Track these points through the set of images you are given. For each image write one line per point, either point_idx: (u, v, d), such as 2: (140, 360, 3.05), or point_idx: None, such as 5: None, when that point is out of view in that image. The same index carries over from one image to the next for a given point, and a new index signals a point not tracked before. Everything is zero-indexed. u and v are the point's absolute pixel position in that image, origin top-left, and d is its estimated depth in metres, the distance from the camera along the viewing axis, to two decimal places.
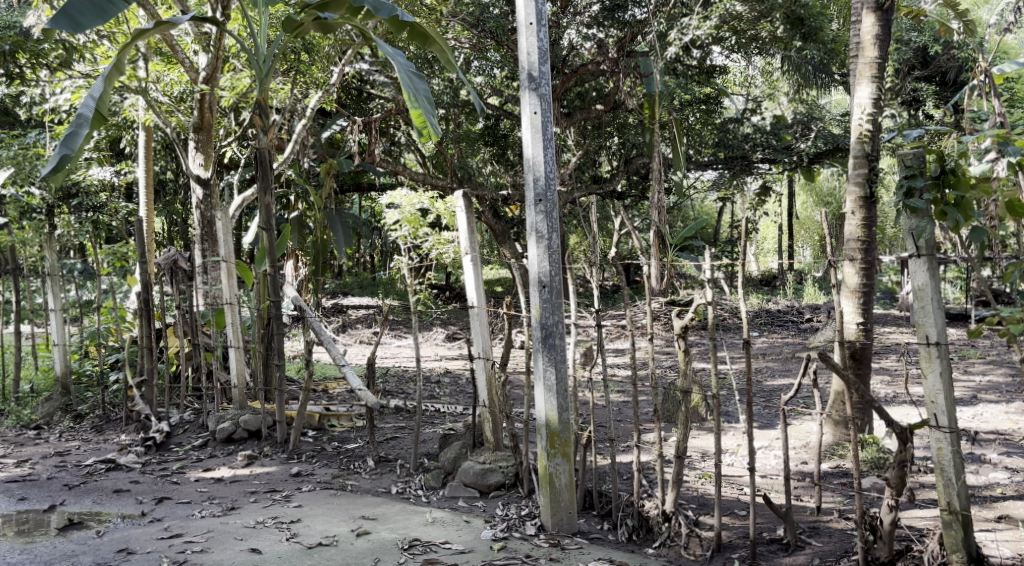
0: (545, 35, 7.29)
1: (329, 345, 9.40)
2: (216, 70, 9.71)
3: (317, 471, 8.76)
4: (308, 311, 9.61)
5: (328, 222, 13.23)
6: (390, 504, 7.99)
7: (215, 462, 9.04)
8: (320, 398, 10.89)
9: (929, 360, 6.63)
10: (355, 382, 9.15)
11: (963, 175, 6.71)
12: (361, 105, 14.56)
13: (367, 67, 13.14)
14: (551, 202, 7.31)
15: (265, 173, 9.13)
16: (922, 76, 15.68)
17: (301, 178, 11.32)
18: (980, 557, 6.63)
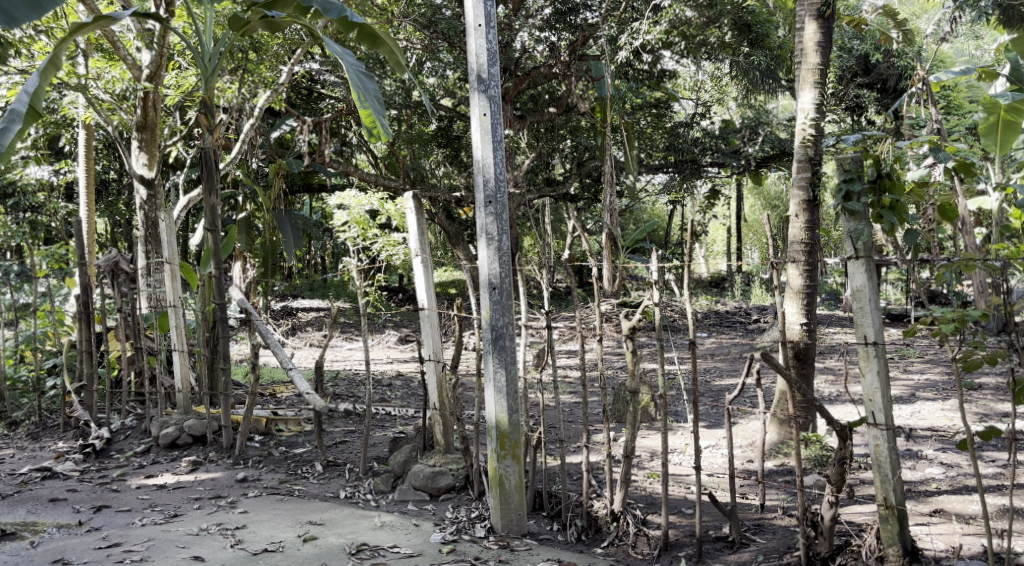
0: (494, 37, 7.33)
1: (275, 349, 9.22)
2: (160, 68, 9.71)
3: (264, 476, 8.76)
4: (256, 314, 9.53)
5: (276, 223, 13.06)
6: (337, 508, 8.01)
7: (157, 468, 9.00)
8: (267, 402, 10.84)
9: (867, 359, 6.80)
10: (302, 385, 8.98)
11: (898, 179, 6.97)
12: (311, 105, 14.55)
13: (317, 67, 13.16)
14: (501, 204, 7.36)
15: (209, 174, 9.09)
16: (863, 82, 15.92)
17: (249, 178, 11.28)
18: (915, 551, 6.80)
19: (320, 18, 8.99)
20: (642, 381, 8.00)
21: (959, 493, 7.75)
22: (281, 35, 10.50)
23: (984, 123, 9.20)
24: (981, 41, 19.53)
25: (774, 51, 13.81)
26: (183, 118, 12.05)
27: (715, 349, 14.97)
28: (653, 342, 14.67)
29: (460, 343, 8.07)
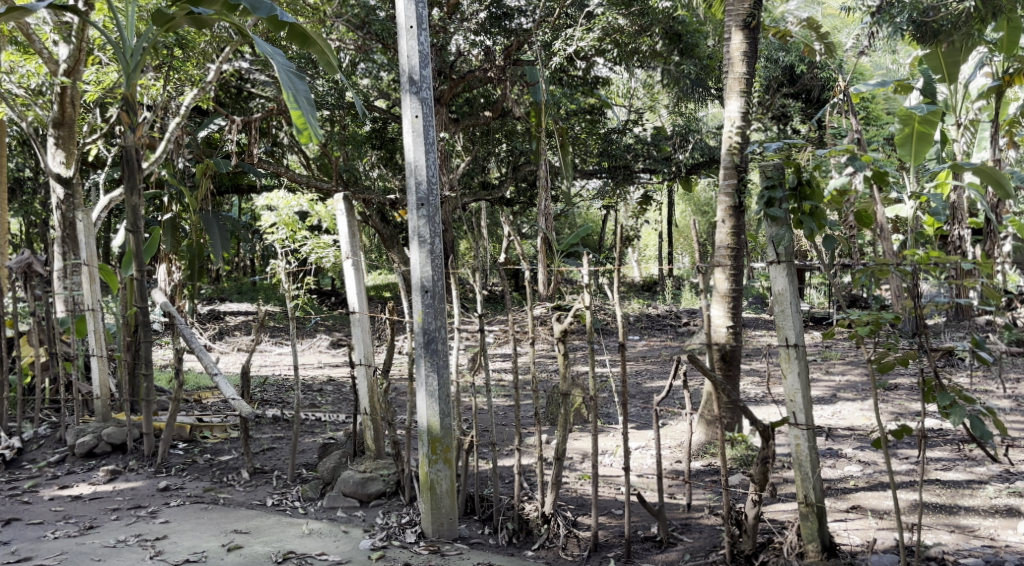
0: (426, 39, 7.40)
1: (200, 354, 9.06)
2: (78, 62, 9.58)
3: (187, 484, 8.72)
4: (181, 318, 9.43)
5: (202, 224, 12.89)
6: (264, 517, 8.02)
7: (73, 479, 8.89)
8: (191, 409, 10.74)
9: (788, 361, 7.02)
10: (229, 391, 8.83)
11: (817, 187, 7.16)
12: (241, 105, 14.58)
13: (247, 66, 13.22)
14: (433, 207, 7.43)
15: (131, 173, 9.08)
16: (789, 93, 16.35)
17: (175, 178, 11.17)
18: (833, 547, 7.04)
19: (249, 16, 8.94)
20: (573, 384, 8.13)
21: (875, 489, 8.03)
22: (208, 32, 10.39)
23: (900, 134, 9.87)
24: (900, 55, 20.16)
25: (703, 61, 14.26)
26: (103, 117, 11.86)
27: (646, 352, 15.20)
28: (585, 345, 14.84)
29: (392, 347, 8.10)
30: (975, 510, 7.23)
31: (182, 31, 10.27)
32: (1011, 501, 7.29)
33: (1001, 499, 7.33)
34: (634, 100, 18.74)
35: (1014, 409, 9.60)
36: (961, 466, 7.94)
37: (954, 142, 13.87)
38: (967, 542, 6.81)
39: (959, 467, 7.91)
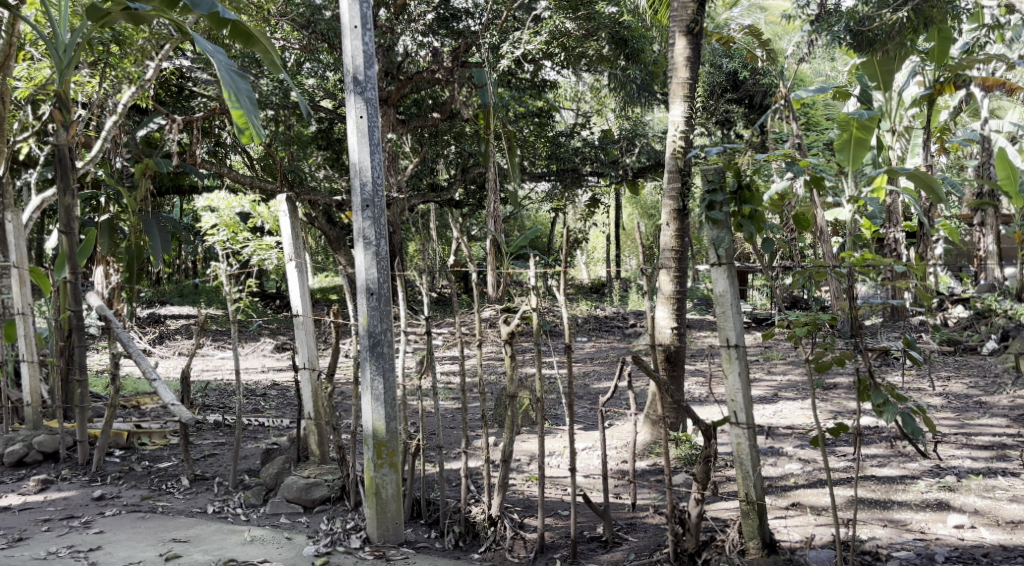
0: (371, 39, 7.40)
1: (137, 359, 8.90)
2: (8, 58, 9.27)
3: (123, 493, 8.65)
4: (115, 321, 9.18)
5: (141, 225, 12.68)
6: (204, 524, 7.99)
7: (2, 489, 8.78)
8: (129, 415, 10.62)
9: (729, 362, 7.14)
10: (167, 397, 8.76)
11: (756, 191, 7.27)
12: (182, 103, 14.39)
13: (188, 64, 13.12)
14: (378, 208, 7.44)
15: (63, 173, 9.02)
16: (732, 99, 16.60)
17: (111, 178, 11.00)
18: (773, 544, 7.17)
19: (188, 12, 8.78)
20: (519, 386, 8.20)
21: (814, 486, 8.22)
22: (146, 29, 10.05)
23: (839, 139, 10.11)
24: (839, 62, 20.62)
25: (649, 68, 14.47)
26: (36, 115, 11.64)
27: (593, 354, 15.32)
28: (532, 346, 14.94)
29: (336, 350, 8.10)
30: (908, 504, 7.44)
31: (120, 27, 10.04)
32: (942, 495, 7.52)
33: (932, 493, 7.55)
34: (582, 103, 18.94)
35: (946, 406, 9.89)
36: (895, 462, 8.16)
37: (891, 148, 14.20)
38: (900, 536, 6.99)
39: (892, 463, 8.13)
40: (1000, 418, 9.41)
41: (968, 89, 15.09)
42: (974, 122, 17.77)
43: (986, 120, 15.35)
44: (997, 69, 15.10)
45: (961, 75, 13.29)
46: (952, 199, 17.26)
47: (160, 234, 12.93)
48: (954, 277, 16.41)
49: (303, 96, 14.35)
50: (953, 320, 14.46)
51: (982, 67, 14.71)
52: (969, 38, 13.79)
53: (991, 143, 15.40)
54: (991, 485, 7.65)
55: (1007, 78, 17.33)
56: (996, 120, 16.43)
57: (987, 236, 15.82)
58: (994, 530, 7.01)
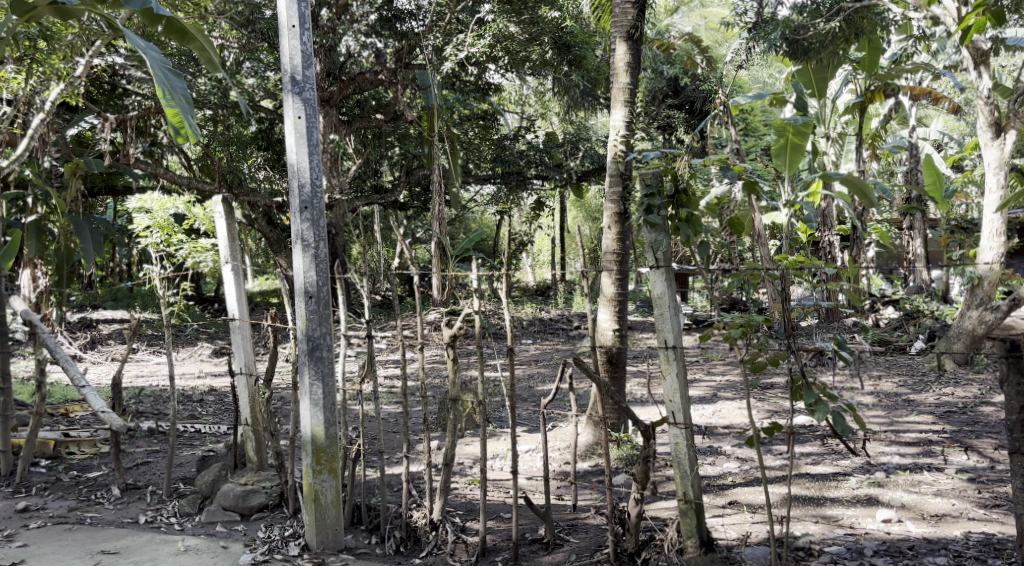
0: (308, 39, 7.39)
1: (65, 366, 8.70)
2: None
3: (50, 504, 8.50)
4: (41, 325, 8.94)
5: (72, 226, 12.60)
6: (135, 535, 7.90)
7: None
8: (57, 423, 10.45)
9: (667, 363, 7.21)
10: (96, 404, 8.46)
11: (693, 195, 7.34)
12: (115, 102, 14.23)
13: (122, 62, 12.97)
14: (317, 210, 7.42)
15: None
16: (673, 104, 16.88)
17: (40, 178, 10.81)
18: (711, 542, 7.23)
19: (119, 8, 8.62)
20: (461, 389, 8.20)
21: (751, 484, 8.35)
22: (75, 25, 9.93)
23: (776, 145, 10.29)
24: (774, 69, 21.11)
25: (591, 73, 14.57)
26: None
27: (536, 356, 15.40)
28: (476, 348, 14.97)
29: (273, 355, 8.05)
30: (839, 500, 7.59)
31: (47, 22, 9.77)
32: (871, 491, 7.70)
33: (862, 489, 7.73)
34: (526, 107, 19.10)
35: (876, 404, 10.11)
36: (828, 460, 8.35)
37: (825, 154, 14.50)
38: (832, 531, 7.13)
39: (826, 461, 8.32)
40: (926, 415, 9.65)
41: (897, 97, 15.48)
42: (903, 130, 18.24)
43: (914, 128, 15.79)
44: (924, 78, 15.53)
45: (890, 84, 13.66)
46: (882, 204, 17.70)
47: (91, 237, 12.86)
48: (886, 280, 16.78)
49: (242, 95, 14.26)
50: (885, 320, 14.78)
51: (910, 76, 15.12)
52: (897, 49, 14.18)
53: (918, 149, 15.84)
54: (917, 480, 7.85)
55: (934, 87, 17.83)
56: (924, 128, 16.89)
57: (915, 239, 16.24)
58: (920, 523, 7.18)
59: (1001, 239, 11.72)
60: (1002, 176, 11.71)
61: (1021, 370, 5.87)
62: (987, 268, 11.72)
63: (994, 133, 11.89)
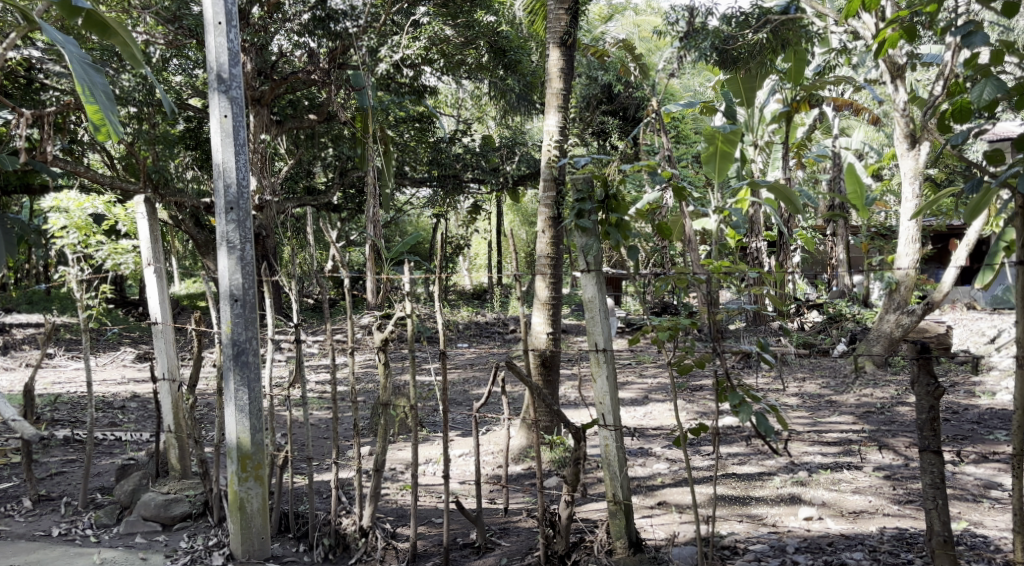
0: (236, 36, 7.30)
1: None
2: None
3: None
4: None
5: None
6: (49, 548, 7.71)
7: None
8: None
9: (598, 365, 7.21)
10: None
11: (623, 199, 7.31)
12: (33, 98, 13.90)
13: (40, 56, 12.68)
14: (243, 211, 7.33)
15: None
16: (608, 110, 17.35)
17: None
18: (640, 543, 7.24)
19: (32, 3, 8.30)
20: (392, 394, 8.04)
21: (679, 485, 8.43)
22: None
23: (706, 152, 10.44)
24: (703, 79, 21.91)
25: (527, 78, 14.55)
26: None
27: (471, 360, 15.37)
28: (410, 352, 14.93)
29: (197, 360, 7.93)
30: (764, 500, 7.71)
31: None
32: (794, 490, 7.82)
33: (786, 488, 7.86)
34: (462, 109, 19.22)
35: (799, 405, 10.31)
36: (754, 460, 8.54)
37: (753, 162, 14.73)
38: (756, 530, 7.23)
39: (752, 461, 8.49)
40: (847, 415, 9.87)
41: (820, 108, 15.90)
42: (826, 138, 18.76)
43: (836, 138, 16.14)
44: (844, 90, 15.86)
45: (814, 94, 13.93)
46: (807, 210, 18.00)
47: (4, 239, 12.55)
48: (811, 285, 17.14)
49: (169, 93, 14.03)
50: (809, 324, 15.04)
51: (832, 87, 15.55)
52: (821, 61, 14.40)
53: (841, 158, 16.18)
54: (837, 479, 8.00)
55: (856, 99, 18.27)
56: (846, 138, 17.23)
57: (839, 245, 16.60)
58: (839, 520, 7.31)
59: (916, 246, 11.99)
60: (917, 185, 12.02)
61: (932, 372, 5.95)
62: (904, 274, 11.97)
63: (909, 144, 12.20)
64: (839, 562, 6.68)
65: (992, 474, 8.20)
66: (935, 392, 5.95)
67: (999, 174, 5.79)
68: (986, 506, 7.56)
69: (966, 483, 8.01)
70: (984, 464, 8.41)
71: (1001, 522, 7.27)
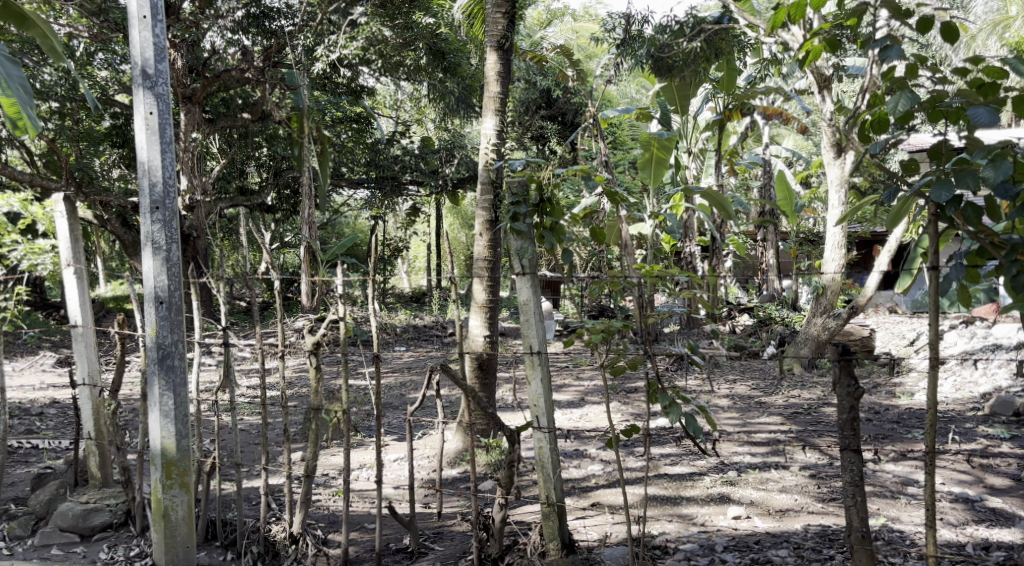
0: (162, 31, 7.12)
1: None
2: None
3: None
4: None
5: None
6: None
7: None
8: None
9: (532, 368, 7.13)
10: None
11: (557, 203, 7.19)
12: None
13: None
14: (169, 211, 7.14)
15: None
16: (546, 115, 17.78)
17: None
18: (573, 545, 7.16)
19: None
20: (323, 399, 7.84)
21: (612, 486, 8.42)
22: None
23: (641, 159, 10.48)
24: (639, 86, 22.25)
25: (466, 81, 14.61)
26: None
27: (407, 363, 15.23)
28: (343, 357, 14.76)
29: (120, 365, 7.71)
30: (694, 500, 7.71)
31: None
32: (723, 490, 7.86)
33: (715, 488, 7.89)
34: (401, 111, 19.17)
35: (729, 407, 10.38)
36: (685, 460, 8.58)
37: (687, 168, 14.87)
38: (686, 530, 7.23)
39: (683, 461, 8.53)
40: (775, 416, 9.97)
41: (752, 116, 16.10)
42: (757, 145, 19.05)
43: (767, 145, 16.33)
44: (775, 99, 16.11)
45: (746, 103, 14.15)
46: (739, 216, 18.29)
47: None
48: (741, 289, 17.31)
49: (93, 88, 13.70)
50: (740, 327, 15.18)
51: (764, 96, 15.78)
52: (753, 70, 14.57)
53: (772, 165, 16.42)
54: (765, 478, 8.06)
55: (786, 109, 18.63)
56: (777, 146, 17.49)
57: (768, 251, 16.80)
58: (766, 518, 7.34)
59: (842, 251, 12.12)
60: (843, 193, 12.22)
61: (852, 373, 5.86)
62: (830, 279, 12.13)
63: (835, 153, 12.45)
64: (766, 559, 6.67)
65: (910, 471, 8.33)
66: (855, 393, 5.85)
67: (913, 184, 5.81)
68: (903, 502, 7.67)
69: (885, 480, 8.13)
70: (902, 462, 8.55)
71: (917, 517, 7.37)
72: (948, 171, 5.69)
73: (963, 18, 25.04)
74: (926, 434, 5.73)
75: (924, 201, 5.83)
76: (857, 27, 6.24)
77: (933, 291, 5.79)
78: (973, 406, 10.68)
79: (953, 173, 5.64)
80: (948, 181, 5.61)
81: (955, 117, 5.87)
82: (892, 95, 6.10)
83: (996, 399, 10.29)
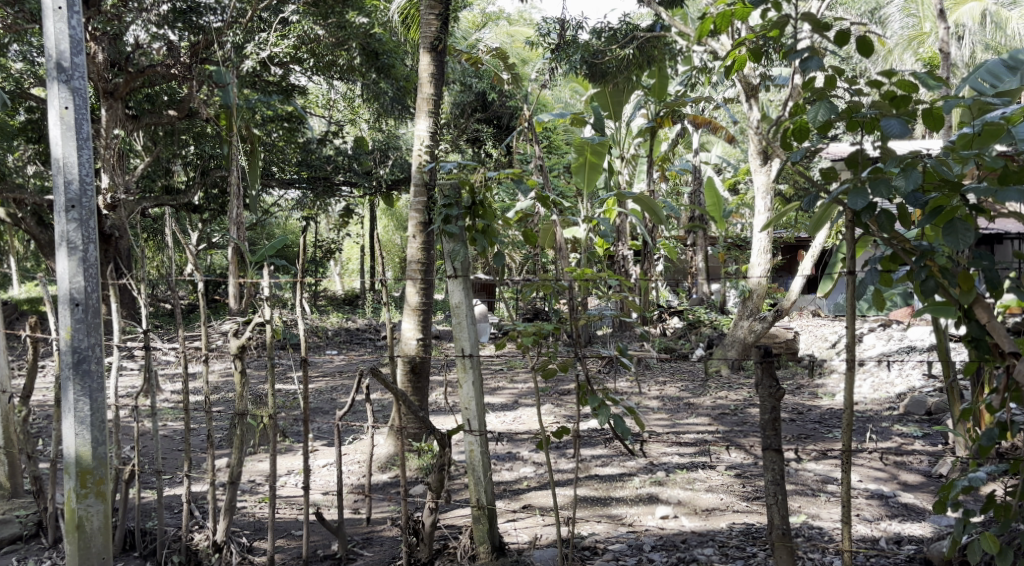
0: (78, 23, 6.88)
1: None
2: None
3: None
4: None
5: None
6: None
7: None
8: None
9: (463, 371, 6.98)
10: None
11: (489, 206, 7.04)
12: None
13: None
14: (86, 210, 6.87)
15: None
16: (482, 117, 17.67)
17: None
18: (502, 547, 7.04)
19: None
20: (247, 404, 7.58)
21: (543, 488, 8.34)
22: None
23: (576, 162, 10.48)
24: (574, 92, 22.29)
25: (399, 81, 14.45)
26: None
27: (338, 367, 15.01)
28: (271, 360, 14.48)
29: (33, 370, 7.46)
30: (623, 500, 7.67)
31: None
32: (652, 490, 7.81)
33: (644, 489, 7.85)
34: (335, 113, 18.96)
35: (660, 409, 10.39)
36: (616, 462, 8.53)
37: (619, 172, 14.88)
38: (615, 530, 7.16)
39: (614, 463, 8.48)
40: (704, 417, 9.99)
41: (684, 122, 16.18)
42: (688, 152, 19.21)
43: (697, 152, 16.42)
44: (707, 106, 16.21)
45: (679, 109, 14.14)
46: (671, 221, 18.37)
47: None
48: (673, 292, 17.39)
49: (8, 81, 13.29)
50: (671, 330, 15.25)
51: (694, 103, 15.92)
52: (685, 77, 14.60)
53: (702, 172, 16.54)
54: (693, 478, 8.06)
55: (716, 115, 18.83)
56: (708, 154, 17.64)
57: (698, 255, 16.89)
58: (692, 518, 7.31)
59: (768, 256, 12.21)
60: (770, 199, 12.26)
61: (775, 374, 5.81)
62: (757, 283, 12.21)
63: (762, 160, 12.56)
64: (692, 558, 6.62)
65: (829, 470, 8.41)
66: (777, 394, 5.79)
67: (831, 191, 5.76)
68: (824, 499, 7.70)
69: (807, 478, 8.19)
70: (824, 462, 8.62)
71: (837, 514, 7.39)
72: (863, 179, 5.63)
73: (881, 31, 25.75)
74: (843, 434, 5.62)
75: (842, 208, 5.77)
76: (779, 37, 6.22)
77: (850, 295, 5.73)
78: (890, 406, 10.82)
79: (868, 180, 5.58)
80: (864, 190, 5.54)
81: (871, 127, 5.86)
82: (811, 103, 6.05)
83: (911, 398, 10.40)
